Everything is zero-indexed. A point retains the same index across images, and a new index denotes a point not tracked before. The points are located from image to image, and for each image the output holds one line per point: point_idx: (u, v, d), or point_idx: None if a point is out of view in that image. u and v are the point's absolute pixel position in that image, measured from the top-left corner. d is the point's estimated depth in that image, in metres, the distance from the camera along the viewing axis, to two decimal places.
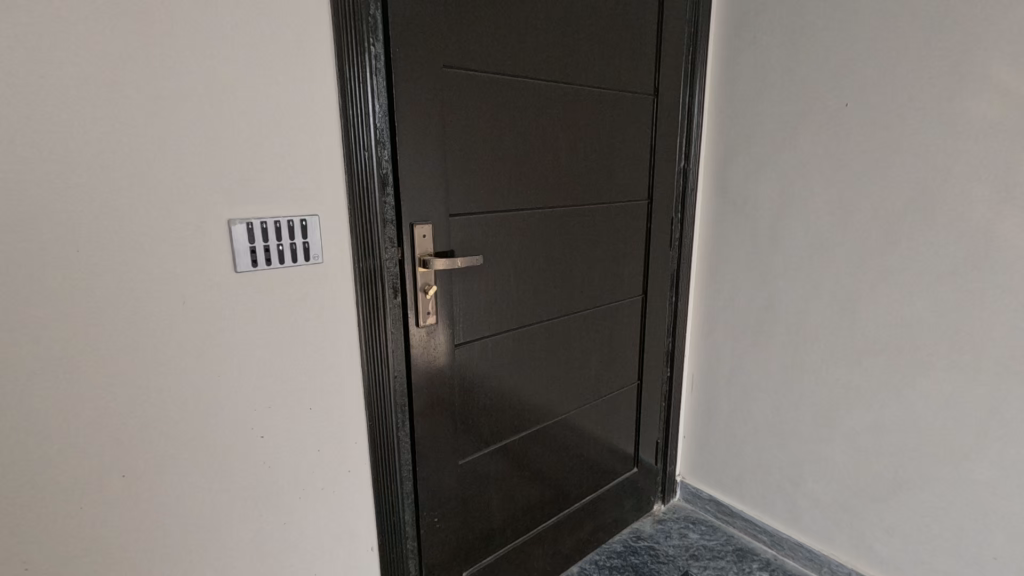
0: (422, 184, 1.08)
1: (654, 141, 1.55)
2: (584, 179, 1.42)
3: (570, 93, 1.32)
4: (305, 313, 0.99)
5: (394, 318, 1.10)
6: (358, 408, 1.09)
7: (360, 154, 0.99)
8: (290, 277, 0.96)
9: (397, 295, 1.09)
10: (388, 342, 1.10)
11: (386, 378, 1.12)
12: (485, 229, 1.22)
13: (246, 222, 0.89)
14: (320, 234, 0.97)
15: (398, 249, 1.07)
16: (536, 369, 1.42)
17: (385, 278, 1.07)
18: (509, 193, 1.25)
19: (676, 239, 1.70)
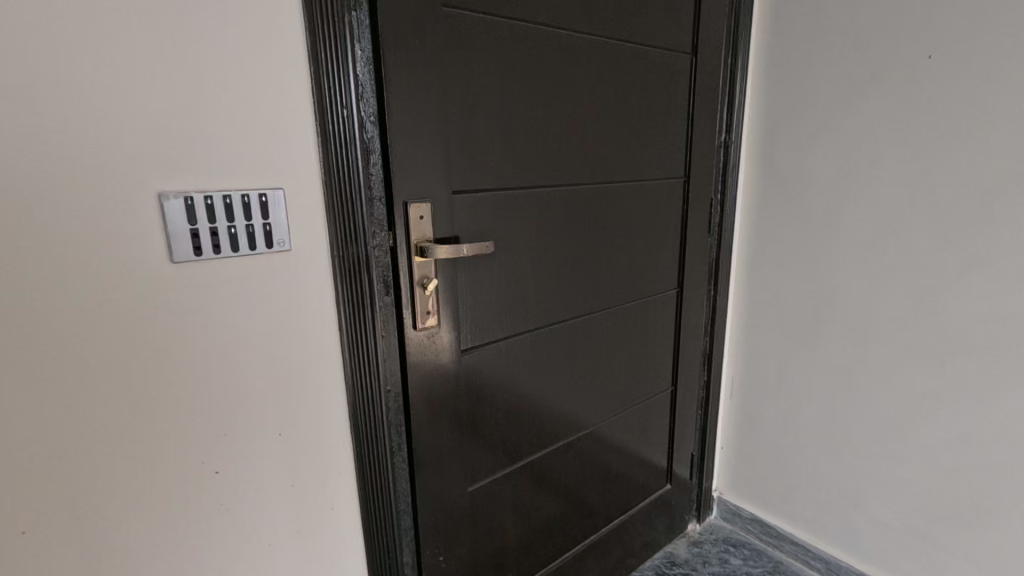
0: (418, 154, 0.87)
1: (692, 109, 1.33)
2: (611, 154, 1.20)
3: (595, 47, 1.10)
4: (271, 315, 0.78)
5: (387, 319, 0.90)
6: (343, 431, 0.89)
7: (338, 115, 0.78)
8: (249, 271, 0.75)
9: (389, 291, 0.89)
10: (378, 349, 0.90)
11: (379, 393, 0.91)
12: (496, 211, 1.01)
13: (183, 196, 0.68)
14: (287, 215, 0.76)
15: (388, 234, 0.86)
16: (558, 376, 1.21)
17: (375, 271, 0.86)
18: (523, 168, 1.04)
19: (715, 224, 1.48)
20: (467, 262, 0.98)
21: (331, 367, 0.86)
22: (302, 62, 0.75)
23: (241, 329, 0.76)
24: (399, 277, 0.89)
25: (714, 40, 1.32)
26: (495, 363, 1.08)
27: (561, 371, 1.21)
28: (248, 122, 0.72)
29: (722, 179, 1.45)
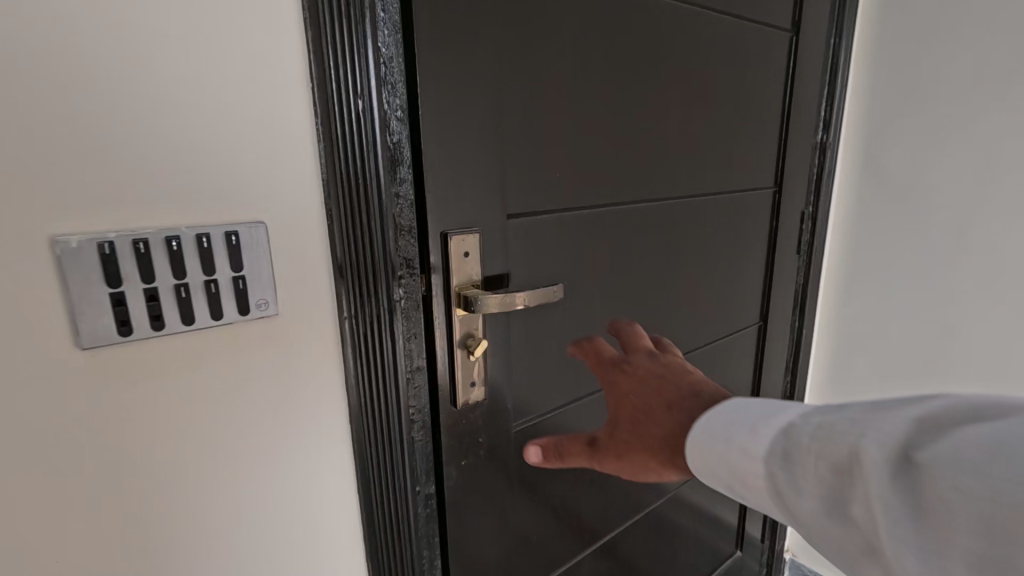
0: (465, 164, 0.60)
1: (786, 103, 1.06)
2: (695, 159, 0.94)
3: (685, 20, 0.84)
4: (248, 410, 0.52)
5: (420, 403, 0.62)
6: (357, 556, 0.64)
7: (352, 105, 0.51)
8: (214, 349, 0.49)
9: (422, 362, 0.61)
10: (407, 446, 0.62)
11: (407, 508, 0.63)
12: (561, 240, 0.74)
13: (97, 240, 0.41)
14: (271, 260, 0.50)
15: (420, 281, 0.59)
16: (629, 447, 0.93)
17: (404, 337, 0.58)
18: (596, 180, 0.77)
19: (806, 243, 1.21)
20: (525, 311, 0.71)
21: (337, 474, 0.60)
22: (294, 24, 0.48)
23: (202, 437, 0.49)
24: (434, 340, 0.61)
25: (818, 14, 1.06)
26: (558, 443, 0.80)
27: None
28: (211, 120, 0.46)
29: (814, 188, 1.18)
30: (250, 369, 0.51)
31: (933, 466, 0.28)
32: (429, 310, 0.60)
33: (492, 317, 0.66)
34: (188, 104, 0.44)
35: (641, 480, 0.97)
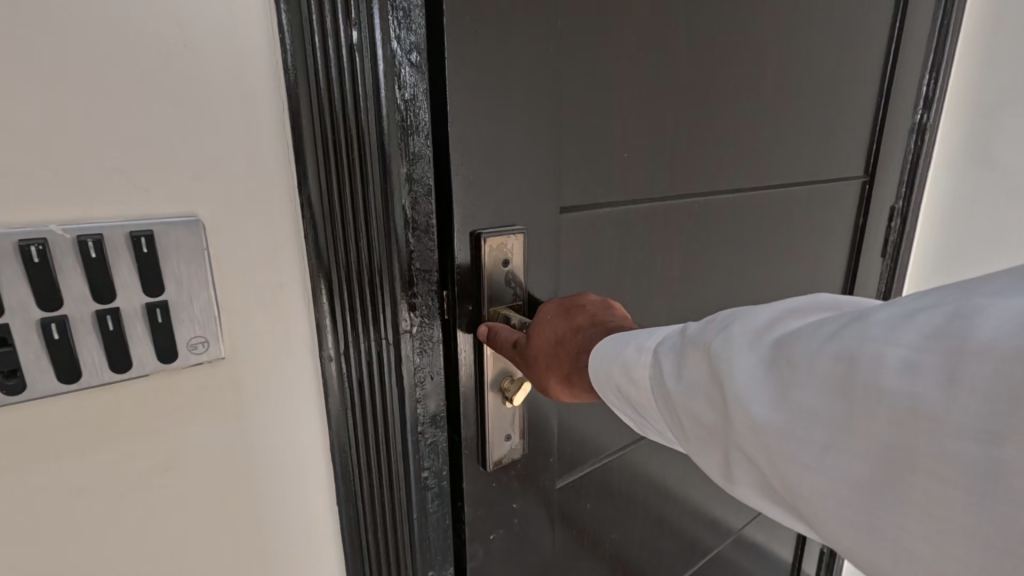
0: (505, 132, 0.41)
1: (888, 72, 0.86)
2: (789, 135, 0.73)
3: None
4: (188, 501, 0.34)
5: (435, 467, 0.45)
6: None
7: (345, 36, 0.33)
8: (124, 415, 0.31)
9: (439, 410, 0.44)
10: (419, 527, 0.44)
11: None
12: (623, 241, 0.55)
13: None
14: (213, 274, 0.32)
15: (440, 301, 0.41)
16: (691, 495, 0.75)
17: (414, 379, 0.41)
18: (677, 159, 0.58)
19: (893, 243, 1.01)
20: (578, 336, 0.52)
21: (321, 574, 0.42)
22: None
23: (113, 548, 0.32)
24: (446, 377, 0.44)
25: None
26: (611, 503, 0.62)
27: (696, 486, 0.76)
28: (98, 44, 0.27)
29: (908, 179, 0.98)
30: (183, 440, 0.33)
31: (790, 339, 0.28)
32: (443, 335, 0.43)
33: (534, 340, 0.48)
34: (49, 9, 0.25)
35: (703, 534, 0.79)
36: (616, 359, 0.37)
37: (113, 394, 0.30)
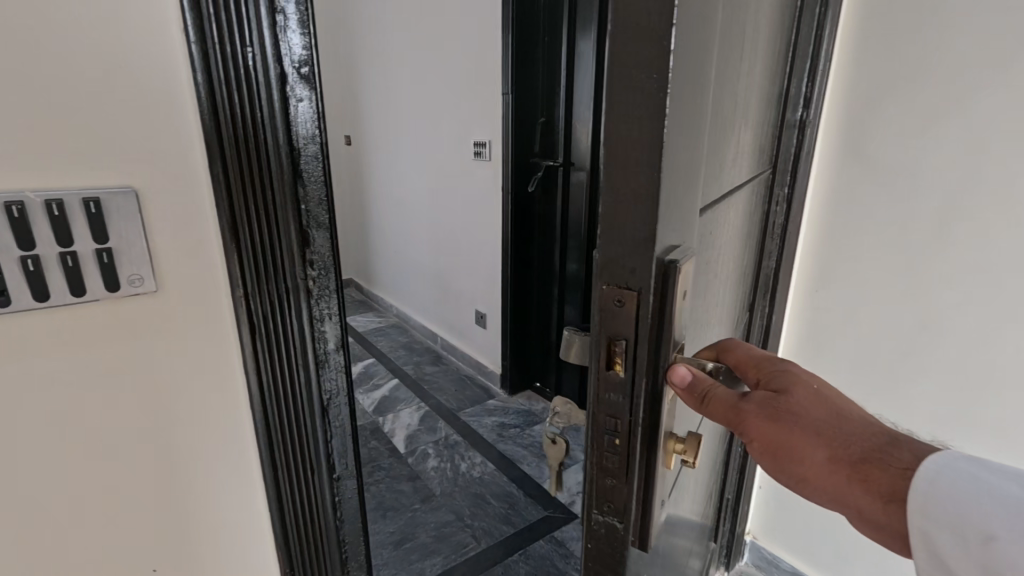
0: (686, 148, 0.38)
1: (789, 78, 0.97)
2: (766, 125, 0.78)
3: None
4: (134, 371, 0.53)
5: (336, 380, 0.62)
6: (262, 517, 0.64)
7: (240, 71, 0.49)
8: (92, 316, 0.50)
9: (334, 328, 0.61)
10: (320, 411, 0.62)
11: (330, 479, 0.65)
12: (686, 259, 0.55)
13: None
14: (145, 227, 0.50)
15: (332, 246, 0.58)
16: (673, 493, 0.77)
17: (315, 315, 0.58)
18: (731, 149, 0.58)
19: (778, 228, 1.12)
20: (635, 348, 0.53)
21: (244, 444, 0.61)
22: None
23: (77, 400, 0.51)
24: (599, 416, 0.42)
25: None
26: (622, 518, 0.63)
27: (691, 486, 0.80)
28: (60, 90, 0.44)
29: (792, 169, 1.10)
30: (131, 331, 0.52)
31: None
32: (597, 368, 0.41)
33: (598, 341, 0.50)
34: (30, 74, 0.43)
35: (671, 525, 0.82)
36: (968, 491, 0.40)
37: (75, 300, 0.48)
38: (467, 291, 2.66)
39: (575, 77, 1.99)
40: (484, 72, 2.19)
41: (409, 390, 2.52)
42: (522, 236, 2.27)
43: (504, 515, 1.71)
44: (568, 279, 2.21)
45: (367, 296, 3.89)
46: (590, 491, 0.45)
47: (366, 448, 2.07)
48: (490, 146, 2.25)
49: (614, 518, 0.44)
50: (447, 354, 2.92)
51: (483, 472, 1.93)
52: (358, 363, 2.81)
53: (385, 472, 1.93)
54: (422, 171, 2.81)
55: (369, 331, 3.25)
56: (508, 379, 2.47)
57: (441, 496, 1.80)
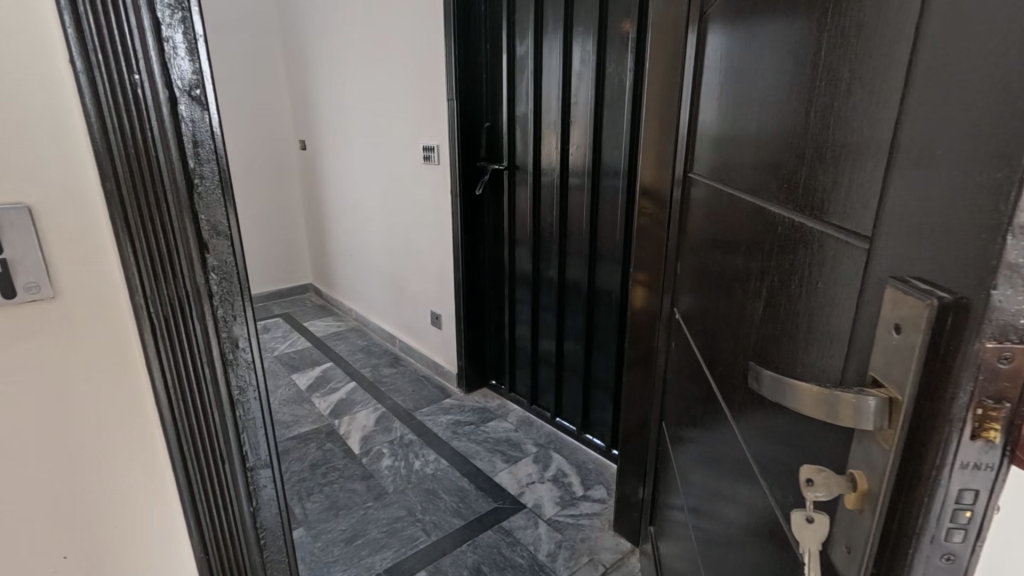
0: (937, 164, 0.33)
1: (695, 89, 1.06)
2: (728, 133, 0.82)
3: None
4: (38, 372, 0.57)
5: (245, 377, 0.68)
6: (176, 507, 0.68)
7: (130, 94, 0.54)
8: None
9: (238, 324, 0.66)
10: (229, 401, 0.67)
11: (244, 469, 0.70)
12: (785, 247, 0.55)
13: None
14: (40, 237, 0.54)
15: (231, 248, 0.64)
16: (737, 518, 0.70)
17: (219, 318, 0.64)
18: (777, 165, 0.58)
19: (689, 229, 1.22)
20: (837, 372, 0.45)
21: (153, 443, 0.65)
22: (60, 23, 0.51)
23: None
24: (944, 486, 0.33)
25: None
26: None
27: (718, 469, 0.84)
28: None
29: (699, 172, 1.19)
30: (32, 334, 0.56)
31: None
32: (945, 433, 0.32)
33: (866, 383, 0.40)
34: None
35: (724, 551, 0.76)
36: None
37: None
38: (422, 293, 2.70)
39: (515, 80, 2.03)
40: (431, 77, 2.24)
41: (367, 392, 2.55)
42: (472, 237, 2.33)
43: (454, 508, 1.76)
44: (517, 278, 2.29)
45: (327, 301, 3.89)
46: None
47: (321, 450, 2.09)
48: (438, 150, 2.30)
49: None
50: (406, 355, 2.95)
51: (436, 469, 1.98)
52: (315, 368, 2.82)
53: (339, 472, 1.96)
54: (375, 174, 2.84)
55: (327, 335, 3.26)
56: (464, 377, 2.52)
57: (394, 494, 1.84)
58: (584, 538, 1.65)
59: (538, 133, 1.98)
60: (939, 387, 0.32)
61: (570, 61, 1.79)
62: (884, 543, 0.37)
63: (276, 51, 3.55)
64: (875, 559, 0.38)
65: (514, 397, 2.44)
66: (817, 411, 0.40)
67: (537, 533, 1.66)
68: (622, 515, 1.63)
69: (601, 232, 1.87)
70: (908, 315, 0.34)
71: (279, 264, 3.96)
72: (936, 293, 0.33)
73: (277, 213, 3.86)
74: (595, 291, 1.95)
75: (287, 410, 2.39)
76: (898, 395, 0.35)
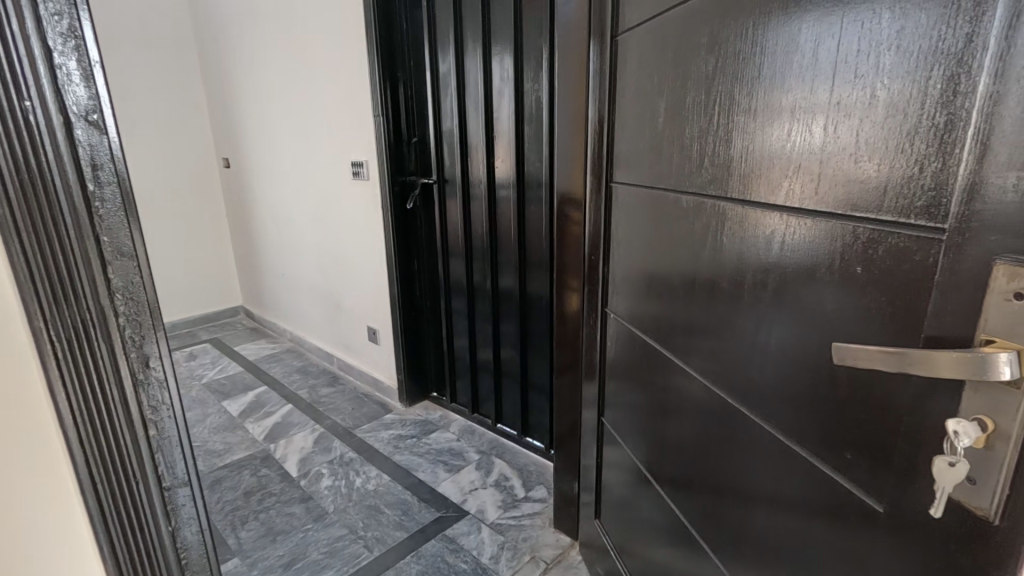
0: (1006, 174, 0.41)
1: (611, 109, 1.18)
2: (665, 151, 0.96)
3: (676, 26, 0.89)
4: None
5: (158, 396, 0.69)
6: (85, 537, 0.67)
7: (20, 119, 0.54)
8: None
9: (146, 345, 0.66)
10: (144, 420, 0.67)
11: (160, 489, 0.71)
12: (797, 241, 0.66)
13: None
14: None
15: (139, 269, 0.64)
16: (758, 492, 0.77)
17: (126, 338, 0.64)
18: (766, 178, 0.70)
19: (597, 235, 1.31)
20: (880, 329, 0.55)
21: (60, 469, 0.64)
22: None
23: None
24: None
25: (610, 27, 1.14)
26: (851, 530, 0.60)
27: (697, 444, 0.94)
28: None
29: (596, 181, 1.28)
30: None
31: None
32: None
33: (932, 344, 0.48)
34: None
35: (736, 519, 0.83)
36: None
37: None
38: (358, 309, 2.68)
39: (439, 95, 2.08)
40: (355, 93, 2.25)
41: (304, 414, 2.48)
42: (404, 251, 2.34)
43: (397, 522, 1.76)
44: (453, 289, 2.32)
45: (259, 324, 3.75)
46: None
47: (256, 476, 2.03)
48: (367, 165, 2.31)
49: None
50: (345, 374, 2.90)
51: (378, 485, 1.96)
52: (249, 393, 2.71)
53: (275, 497, 1.90)
54: (305, 191, 2.80)
55: (261, 358, 3.14)
56: (405, 391, 2.52)
57: (334, 513, 1.81)
58: (526, 537, 1.70)
59: (464, 147, 2.05)
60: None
61: (491, 78, 1.87)
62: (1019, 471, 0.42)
63: (193, 67, 3.42)
64: (1007, 486, 0.43)
65: (456, 407, 2.47)
66: (944, 371, 0.44)
67: (480, 537, 1.69)
68: (562, 512, 1.69)
69: (529, 241, 1.95)
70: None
71: (206, 287, 3.78)
72: None
73: (201, 234, 3.70)
74: (527, 299, 2.02)
75: (218, 439, 2.29)
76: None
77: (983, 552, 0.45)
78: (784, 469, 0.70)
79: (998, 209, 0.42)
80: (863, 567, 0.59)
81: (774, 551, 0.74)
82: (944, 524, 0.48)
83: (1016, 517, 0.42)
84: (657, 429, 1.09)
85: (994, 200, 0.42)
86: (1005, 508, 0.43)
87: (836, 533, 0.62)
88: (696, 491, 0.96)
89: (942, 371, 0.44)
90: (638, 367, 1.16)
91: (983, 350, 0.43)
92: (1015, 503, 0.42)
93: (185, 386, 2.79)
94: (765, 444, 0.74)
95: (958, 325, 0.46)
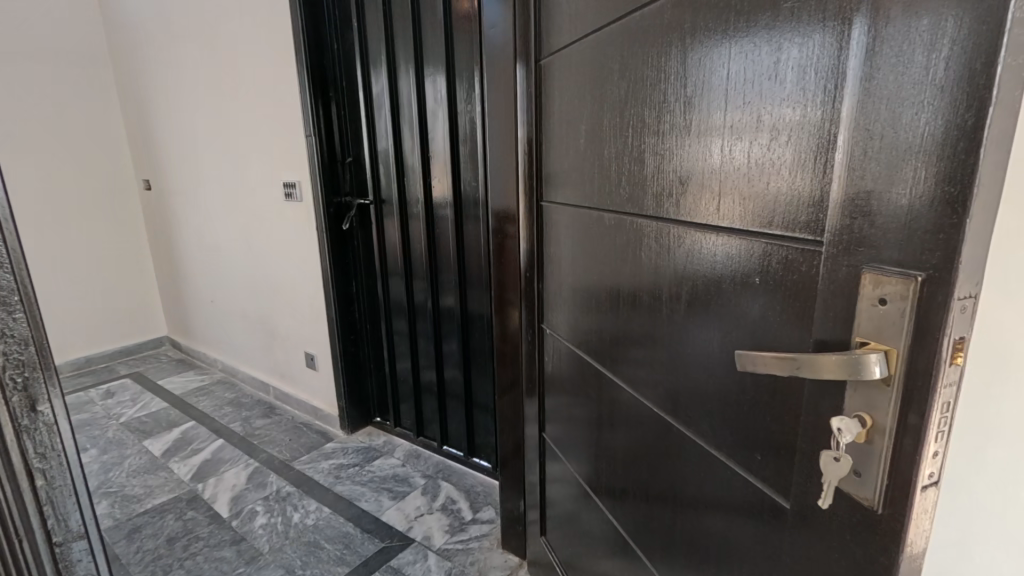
0: (871, 191, 0.46)
1: (539, 129, 1.21)
2: (587, 170, 0.99)
3: (591, 52, 0.93)
4: None
5: (45, 444, 0.63)
6: None
7: None
8: None
9: (24, 390, 0.60)
10: (25, 470, 0.61)
11: (50, 544, 0.65)
12: (705, 253, 0.69)
13: None
14: None
15: (18, 304, 0.59)
16: (684, 497, 0.80)
17: (7, 381, 0.59)
18: (678, 194, 0.73)
19: (531, 252, 1.33)
20: (780, 334, 0.59)
21: None
22: None
23: None
24: (936, 401, 0.43)
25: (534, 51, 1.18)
26: (766, 527, 0.63)
27: (630, 455, 0.96)
28: None
29: (527, 200, 1.31)
30: None
31: None
32: (934, 366, 0.42)
33: (821, 348, 0.52)
34: None
35: (667, 525, 0.86)
36: None
37: None
38: (294, 335, 2.57)
39: (373, 115, 2.07)
40: (286, 112, 2.19)
41: (236, 449, 2.34)
42: (342, 272, 2.28)
43: (338, 557, 1.68)
44: (393, 310, 2.28)
45: (187, 354, 3.52)
46: (901, 477, 0.46)
47: (182, 520, 1.88)
48: (299, 186, 2.24)
49: (925, 494, 0.46)
50: (281, 404, 2.76)
51: (318, 519, 1.87)
52: (174, 430, 2.52)
53: (203, 541, 1.77)
54: (235, 213, 2.67)
55: (188, 392, 2.94)
56: (347, 418, 2.43)
57: (268, 554, 1.70)
58: (473, 560, 1.67)
59: (399, 167, 2.03)
60: (929, 333, 0.42)
61: (424, 99, 1.87)
62: (896, 461, 0.46)
63: (108, 84, 3.22)
64: (885, 476, 0.47)
65: (400, 432, 2.40)
66: (828, 372, 0.48)
67: (426, 565, 1.65)
68: (509, 531, 1.68)
69: (468, 258, 1.95)
70: (892, 289, 0.45)
71: (125, 318, 3.51)
72: (907, 272, 0.44)
73: (119, 261, 3.44)
74: (468, 317, 2.02)
75: (138, 482, 2.11)
76: (892, 347, 0.45)
77: (873, 540, 0.49)
78: (706, 474, 0.73)
79: (865, 225, 0.47)
80: (776, 562, 0.62)
81: (701, 553, 0.77)
82: (839, 516, 0.52)
83: (897, 504, 0.46)
84: (594, 441, 1.11)
85: (862, 212, 0.47)
86: (886, 497, 0.47)
87: (754, 531, 0.65)
88: (630, 501, 0.98)
89: (827, 373, 0.48)
90: (575, 381, 1.17)
91: (859, 352, 0.47)
92: (895, 491, 0.46)
93: (100, 427, 2.56)
94: (688, 451, 0.77)
95: (840, 330, 0.50)
